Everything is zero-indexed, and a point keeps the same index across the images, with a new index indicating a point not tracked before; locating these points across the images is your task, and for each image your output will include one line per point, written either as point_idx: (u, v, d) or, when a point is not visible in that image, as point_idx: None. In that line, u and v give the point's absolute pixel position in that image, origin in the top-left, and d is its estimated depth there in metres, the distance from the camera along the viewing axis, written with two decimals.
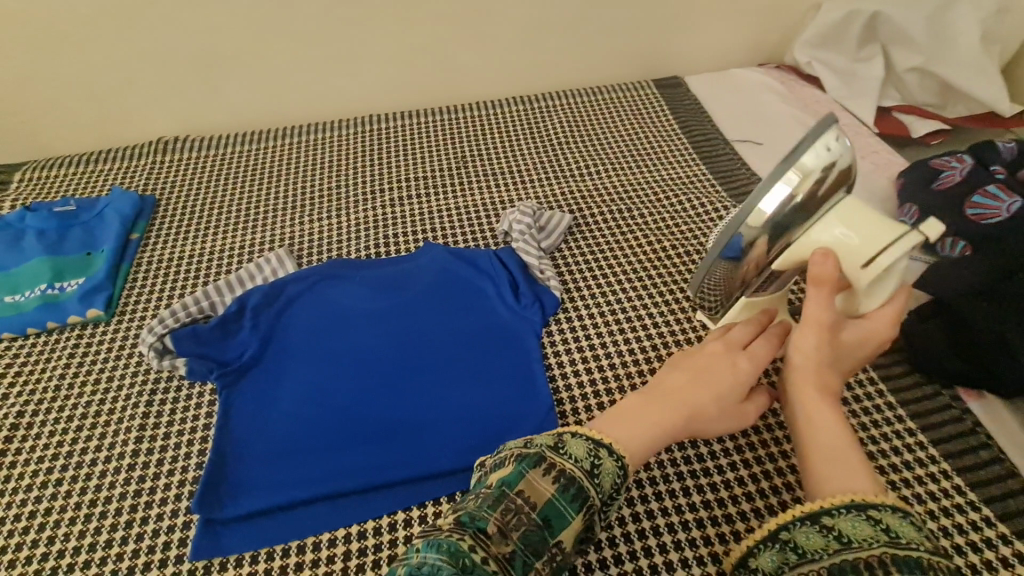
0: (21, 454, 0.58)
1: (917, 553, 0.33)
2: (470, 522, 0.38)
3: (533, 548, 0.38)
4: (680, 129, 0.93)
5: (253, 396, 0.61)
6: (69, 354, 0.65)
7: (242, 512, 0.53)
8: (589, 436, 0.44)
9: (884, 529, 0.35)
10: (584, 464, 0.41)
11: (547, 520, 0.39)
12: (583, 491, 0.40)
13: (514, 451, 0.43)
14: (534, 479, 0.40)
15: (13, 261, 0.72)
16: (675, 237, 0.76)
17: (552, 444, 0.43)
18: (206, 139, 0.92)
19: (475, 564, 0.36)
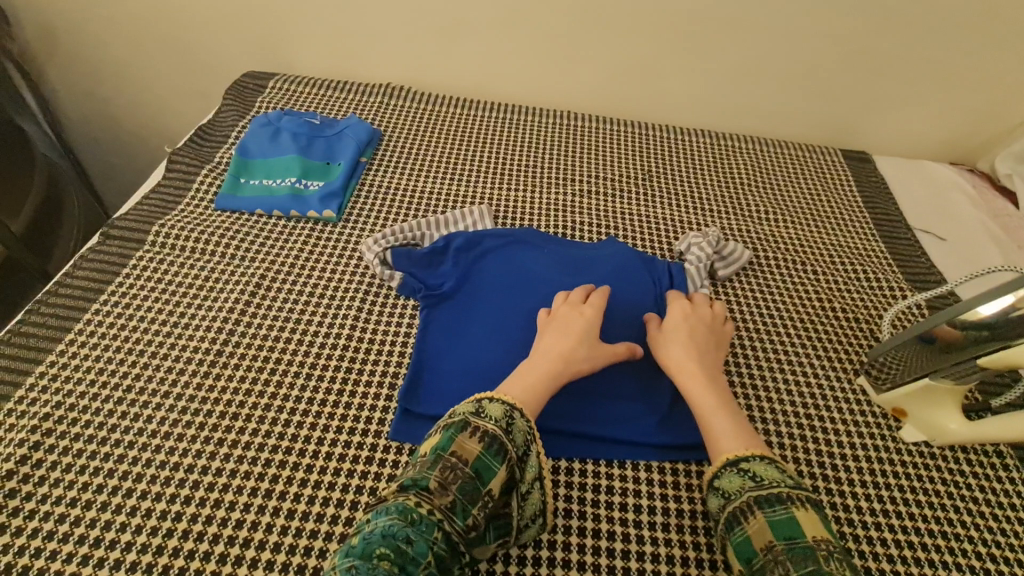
0: (259, 313, 0.69)
1: (774, 489, 0.51)
2: (413, 485, 0.48)
3: (471, 496, 0.48)
4: (863, 203, 0.95)
5: (449, 322, 0.70)
6: (304, 244, 0.77)
7: (433, 413, 0.61)
8: (503, 402, 0.54)
9: (752, 476, 0.52)
10: (500, 423, 0.52)
11: (478, 473, 0.49)
12: (502, 445, 0.51)
13: (442, 421, 0.53)
14: (462, 441, 0.50)
15: (272, 154, 0.85)
16: (846, 301, 0.78)
17: (472, 411, 0.53)
18: (429, 95, 1.03)
19: (422, 515, 0.46)
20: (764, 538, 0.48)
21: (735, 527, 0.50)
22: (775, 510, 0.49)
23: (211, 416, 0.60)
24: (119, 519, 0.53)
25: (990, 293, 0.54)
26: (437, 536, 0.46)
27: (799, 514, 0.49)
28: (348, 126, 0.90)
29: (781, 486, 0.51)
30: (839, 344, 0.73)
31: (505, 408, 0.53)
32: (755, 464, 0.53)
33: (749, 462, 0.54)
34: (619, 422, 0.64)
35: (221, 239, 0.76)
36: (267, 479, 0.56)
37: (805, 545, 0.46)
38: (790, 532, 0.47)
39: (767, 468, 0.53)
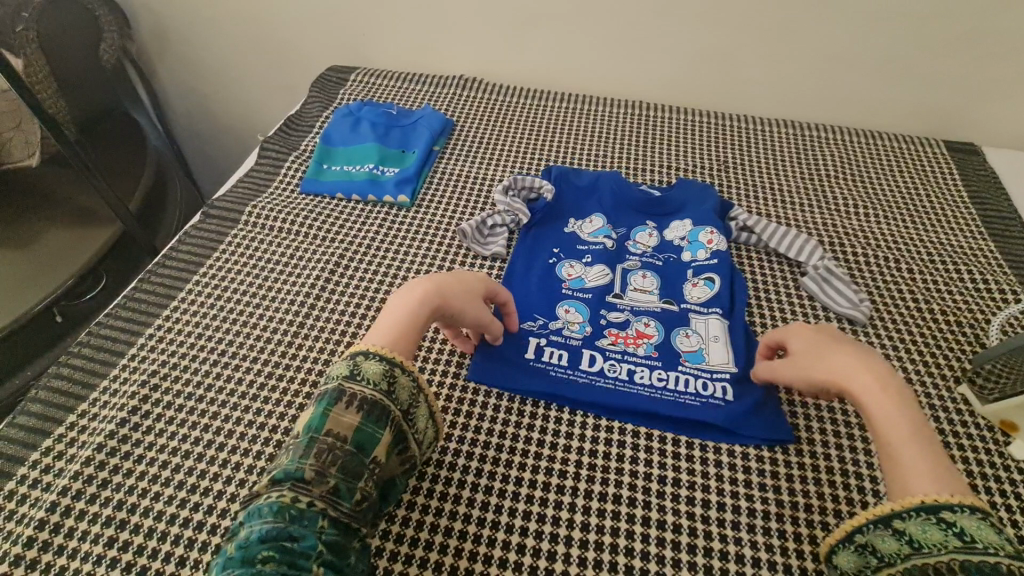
0: (338, 289, 0.73)
1: (993, 558, 0.41)
2: (285, 479, 0.44)
3: (356, 470, 0.46)
4: (967, 197, 0.87)
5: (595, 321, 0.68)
6: (379, 225, 0.80)
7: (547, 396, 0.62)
8: (382, 356, 0.52)
9: (958, 533, 0.43)
10: (378, 385, 0.50)
11: (360, 445, 0.47)
12: (382, 408, 0.49)
13: (318, 391, 0.50)
14: (336, 414, 0.48)
15: (352, 140, 0.89)
16: (946, 302, 0.71)
17: (348, 374, 0.50)
18: (502, 87, 1.05)
19: (302, 509, 0.43)
20: None
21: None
22: None
23: (294, 383, 0.65)
24: (210, 471, 0.57)
25: None
26: (324, 524, 0.43)
27: None
28: (422, 116, 0.93)
29: (999, 553, 0.41)
30: (936, 347, 0.66)
31: (383, 368, 0.51)
32: (964, 516, 0.43)
33: (955, 513, 0.44)
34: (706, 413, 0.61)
35: (304, 220, 0.80)
36: None
37: None
38: None
39: (981, 525, 0.43)
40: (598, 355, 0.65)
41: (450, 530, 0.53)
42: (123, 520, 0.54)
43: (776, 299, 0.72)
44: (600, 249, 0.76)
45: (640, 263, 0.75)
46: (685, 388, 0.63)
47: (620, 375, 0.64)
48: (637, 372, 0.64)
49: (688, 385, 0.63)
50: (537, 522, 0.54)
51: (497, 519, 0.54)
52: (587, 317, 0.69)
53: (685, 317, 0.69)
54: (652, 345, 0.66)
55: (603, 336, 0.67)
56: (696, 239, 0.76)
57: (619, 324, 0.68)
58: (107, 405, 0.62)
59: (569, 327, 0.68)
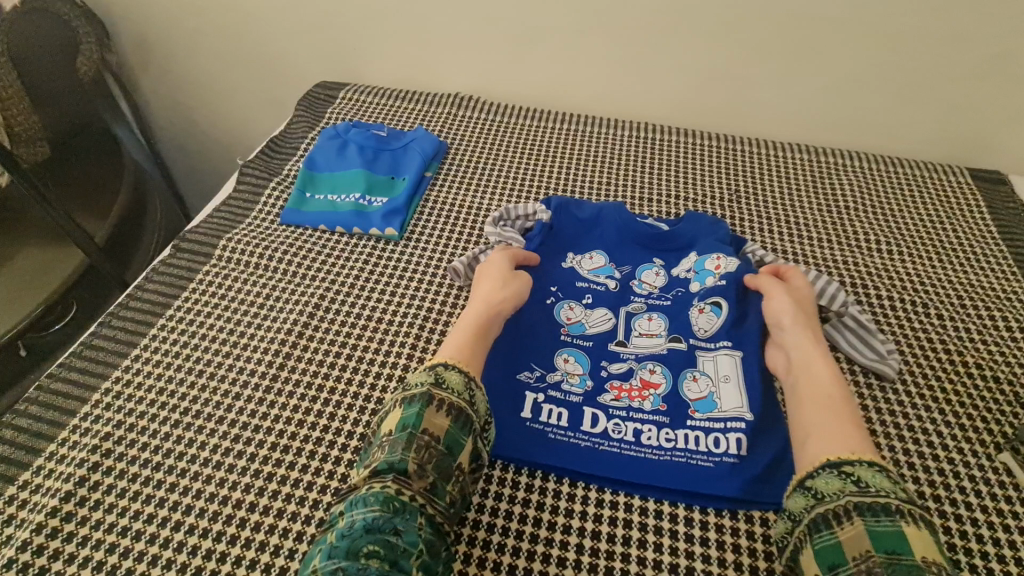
0: (318, 334, 0.67)
1: (884, 499, 0.46)
2: (390, 470, 0.48)
3: (446, 472, 0.49)
4: (996, 231, 0.81)
5: (595, 373, 0.62)
6: (365, 260, 0.74)
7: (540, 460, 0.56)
8: (463, 370, 0.55)
9: (855, 481, 0.47)
10: (462, 395, 0.53)
11: (450, 447, 0.50)
12: (468, 417, 0.52)
13: (403, 394, 0.53)
14: (430, 416, 0.51)
15: (338, 166, 0.83)
16: (981, 354, 0.65)
17: (432, 381, 0.53)
18: (500, 106, 0.99)
19: (405, 502, 0.46)
20: (859, 549, 0.44)
21: (822, 531, 0.46)
22: (880, 521, 0.44)
23: (263, 446, 0.58)
24: (165, 553, 0.51)
25: None
26: (421, 522, 0.46)
27: (908, 529, 0.44)
28: (414, 138, 0.87)
29: (892, 498, 0.46)
30: (973, 407, 0.60)
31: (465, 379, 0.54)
32: (861, 468, 0.48)
33: (855, 466, 0.48)
34: (715, 482, 0.55)
35: (284, 254, 0.74)
36: (314, 522, 0.53)
37: (911, 563, 0.42)
38: (894, 548, 0.43)
39: (876, 475, 0.48)
40: (601, 414, 0.59)
41: None
42: None
43: None
44: (599, 290, 0.70)
45: (645, 305, 0.68)
46: (696, 446, 0.57)
47: (624, 437, 0.58)
48: (644, 433, 0.58)
49: (699, 444, 0.57)
50: None
51: None
52: (586, 368, 0.63)
53: (692, 358, 0.63)
54: (658, 396, 0.60)
55: (605, 392, 0.61)
56: (701, 268, 0.70)
57: (621, 375, 0.62)
58: (54, 473, 0.55)
59: (568, 380, 0.62)
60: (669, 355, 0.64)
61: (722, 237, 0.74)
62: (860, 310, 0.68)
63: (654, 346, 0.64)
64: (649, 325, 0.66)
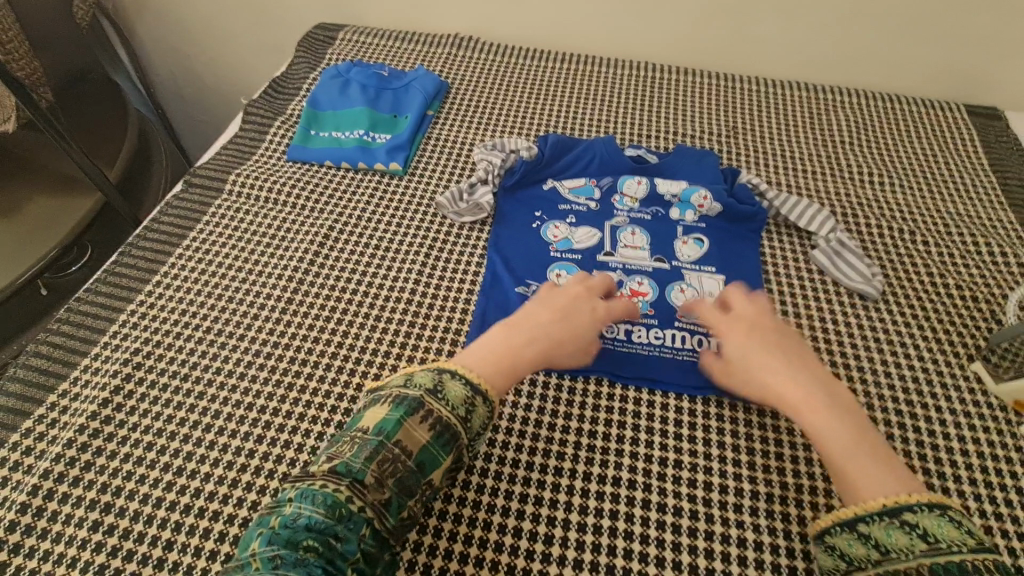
0: (328, 261, 0.70)
1: (958, 557, 0.39)
2: (347, 474, 0.43)
3: (411, 489, 0.44)
4: (988, 164, 0.83)
5: None
6: (371, 192, 0.76)
7: None
8: (468, 381, 0.49)
9: (922, 535, 0.41)
10: (458, 410, 0.47)
11: (422, 464, 0.45)
12: (453, 436, 0.46)
13: (396, 392, 0.48)
14: (410, 427, 0.45)
15: (340, 104, 0.84)
16: (962, 276, 0.68)
17: (429, 387, 0.47)
18: (500, 46, 0.99)
19: (352, 511, 0.42)
20: None
21: None
22: None
23: (282, 361, 0.61)
24: (198, 451, 0.55)
25: None
26: (365, 533, 0.42)
27: None
28: (415, 78, 0.88)
29: (965, 553, 0.40)
30: (950, 324, 0.64)
31: (466, 393, 0.48)
32: (924, 516, 0.42)
33: (916, 514, 0.42)
34: (696, 373, 0.60)
35: (292, 188, 0.76)
36: (332, 424, 0.57)
37: None
38: None
39: (941, 522, 0.41)
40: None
41: (445, 514, 0.51)
42: (107, 502, 0.52)
43: (786, 273, 0.68)
44: (586, 210, 0.74)
45: (628, 220, 0.73)
46: (681, 345, 0.62)
47: (617, 335, 0.62)
48: (634, 332, 0.63)
49: (684, 342, 0.62)
50: (531, 507, 0.52)
51: (492, 501, 0.52)
52: None
53: (678, 274, 0.68)
54: (647, 302, 0.65)
55: None
56: (686, 194, 0.73)
57: None
58: (89, 384, 0.59)
59: None
60: (657, 273, 0.68)
61: (710, 164, 0.77)
62: (848, 235, 0.71)
63: (643, 261, 0.69)
64: (639, 242, 0.71)
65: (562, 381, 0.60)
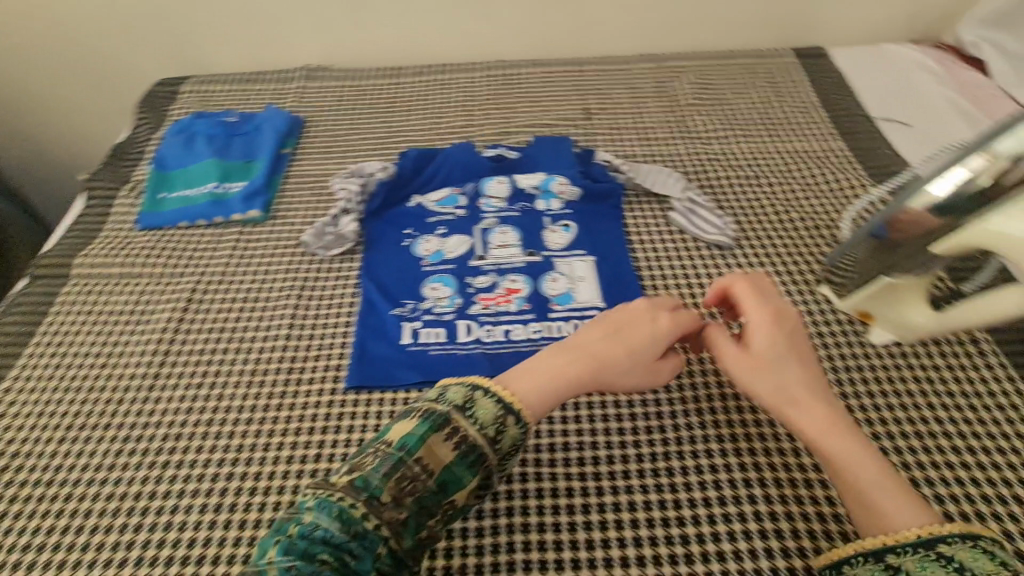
0: (194, 324, 0.66)
1: None
2: (362, 488, 0.38)
3: (431, 509, 0.40)
4: (818, 101, 0.90)
5: (462, 292, 0.67)
6: (233, 244, 0.73)
7: (418, 378, 0.60)
8: (500, 399, 0.43)
9: (958, 570, 0.36)
10: (488, 431, 0.42)
11: (444, 484, 0.40)
12: (480, 455, 0.41)
13: (428, 406, 0.42)
14: (433, 444, 0.40)
15: (188, 159, 0.81)
16: (805, 209, 0.74)
17: (460, 401, 0.42)
18: (352, 72, 0.98)
19: (366, 530, 0.37)
20: None
21: None
22: None
23: (154, 439, 0.58)
24: (68, 558, 0.50)
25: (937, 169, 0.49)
26: (381, 552, 0.38)
27: None
28: (265, 119, 0.86)
29: None
30: (798, 255, 0.69)
31: (498, 413, 0.42)
32: (960, 549, 0.36)
33: (951, 545, 0.37)
34: None
35: (147, 256, 0.72)
36: (215, 494, 0.54)
37: None
38: None
39: (977, 552, 0.36)
40: (472, 323, 0.64)
41: None
42: None
43: (649, 240, 0.72)
44: (454, 219, 0.74)
45: (497, 220, 0.74)
46: (559, 333, 0.63)
47: (496, 337, 0.63)
48: (513, 331, 0.63)
49: (561, 330, 0.63)
50: None
51: None
52: (455, 290, 0.67)
53: (549, 264, 0.69)
54: (522, 298, 0.66)
55: (474, 304, 0.66)
56: (547, 186, 0.76)
57: (486, 288, 0.67)
58: None
59: (439, 304, 0.66)
60: (529, 267, 0.69)
61: (566, 151, 0.79)
62: (700, 193, 0.75)
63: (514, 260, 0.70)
64: (509, 240, 0.72)
65: None
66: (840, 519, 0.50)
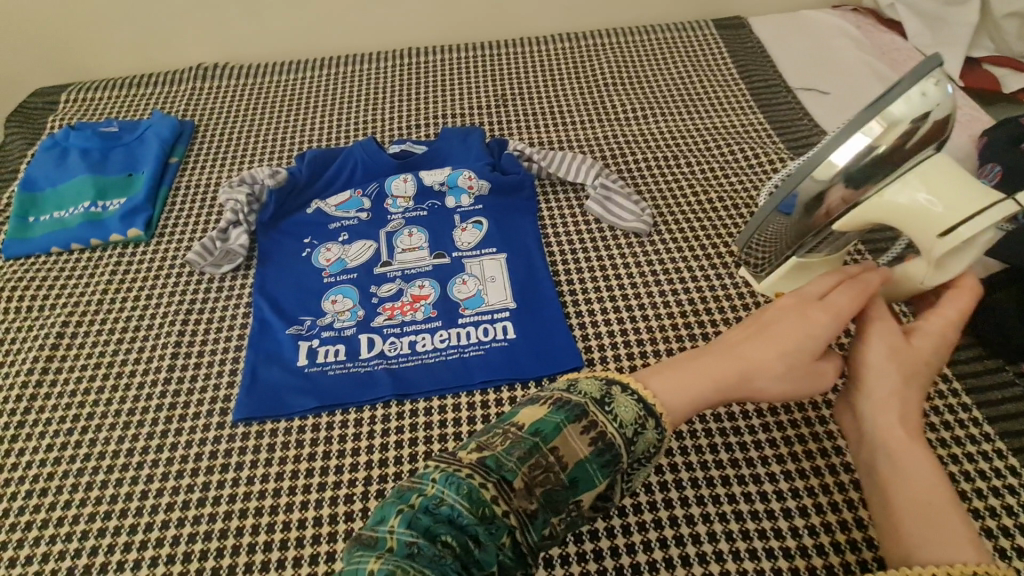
0: (67, 362, 0.60)
1: None
2: (496, 469, 0.35)
3: (559, 505, 0.36)
4: (737, 73, 0.87)
5: (365, 303, 0.62)
6: (112, 268, 0.67)
7: (315, 402, 0.55)
8: (641, 398, 0.39)
9: None
10: (626, 430, 0.37)
11: (574, 479, 0.36)
12: (615, 452, 0.37)
13: (559, 395, 0.38)
14: (569, 434, 0.36)
15: (60, 177, 0.73)
16: (724, 188, 0.71)
17: (597, 396, 0.38)
18: (250, 68, 0.91)
19: (495, 514, 0.34)
20: None
21: None
22: None
23: (21, 497, 0.52)
24: None
25: (839, 136, 0.42)
26: (505, 542, 0.34)
27: None
28: (149, 127, 0.79)
29: None
30: (716, 237, 0.66)
31: (638, 412, 0.38)
32: None
33: None
34: (486, 365, 0.57)
35: (15, 290, 0.65)
36: (88, 553, 0.49)
37: None
38: None
39: None
40: (375, 337, 0.59)
41: None
42: None
43: (564, 233, 0.68)
44: (356, 224, 0.69)
45: (403, 222, 0.69)
46: (467, 340, 0.59)
47: (401, 350, 0.59)
48: (418, 342, 0.59)
49: (470, 337, 0.59)
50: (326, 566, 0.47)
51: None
52: (357, 301, 0.62)
53: (458, 266, 0.65)
54: (429, 305, 0.62)
55: (377, 315, 0.61)
56: (455, 180, 0.71)
57: (391, 297, 0.63)
58: None
59: (340, 318, 0.61)
60: (438, 270, 0.65)
61: (475, 141, 0.74)
62: (616, 179, 0.71)
63: (422, 264, 0.65)
64: (417, 243, 0.67)
65: (348, 416, 0.55)
66: (757, 516, 0.49)
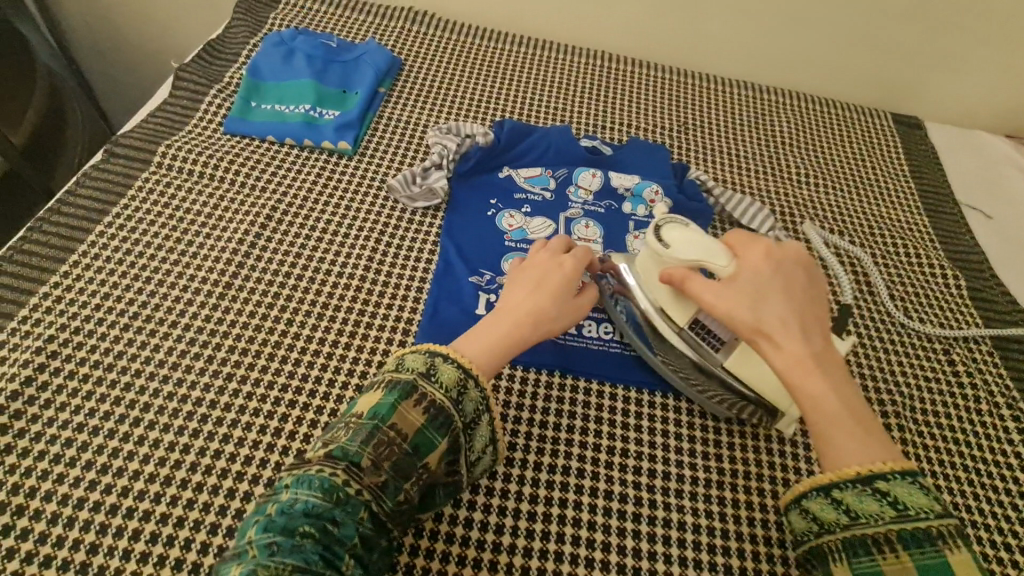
0: (270, 244, 0.65)
1: (927, 525, 0.38)
2: (344, 457, 0.40)
3: (406, 472, 0.42)
4: (909, 171, 0.90)
5: None
6: (318, 172, 0.72)
7: None
8: (458, 363, 0.47)
9: (892, 502, 0.39)
10: (449, 392, 0.45)
11: (416, 447, 0.42)
12: (446, 418, 0.44)
13: (389, 376, 0.45)
14: (404, 410, 0.43)
15: (284, 74, 0.79)
16: (882, 277, 0.75)
17: (420, 369, 0.45)
18: (457, 25, 0.95)
19: (350, 494, 0.39)
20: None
21: (861, 554, 0.39)
22: (926, 552, 0.37)
23: (220, 350, 0.57)
24: (124, 448, 0.51)
25: None
26: (364, 514, 0.39)
27: (954, 557, 0.37)
28: (366, 51, 0.84)
29: (934, 519, 0.38)
30: (866, 321, 0.70)
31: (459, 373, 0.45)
32: (898, 483, 0.39)
33: (889, 481, 0.40)
34: (643, 367, 0.63)
35: (232, 164, 0.71)
36: (276, 417, 0.54)
37: None
38: None
39: (912, 489, 0.39)
40: None
41: None
42: (19, 504, 0.47)
43: None
44: (540, 200, 0.73)
45: (583, 212, 0.73)
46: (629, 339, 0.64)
47: (569, 330, 0.64)
48: (585, 327, 0.65)
49: None
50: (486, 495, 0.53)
51: None
52: None
53: None
54: None
55: None
56: (638, 189, 0.75)
57: None
58: None
59: None
60: None
61: (662, 159, 0.78)
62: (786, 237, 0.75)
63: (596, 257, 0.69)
64: (593, 235, 0.71)
65: (516, 374, 0.61)
66: None
